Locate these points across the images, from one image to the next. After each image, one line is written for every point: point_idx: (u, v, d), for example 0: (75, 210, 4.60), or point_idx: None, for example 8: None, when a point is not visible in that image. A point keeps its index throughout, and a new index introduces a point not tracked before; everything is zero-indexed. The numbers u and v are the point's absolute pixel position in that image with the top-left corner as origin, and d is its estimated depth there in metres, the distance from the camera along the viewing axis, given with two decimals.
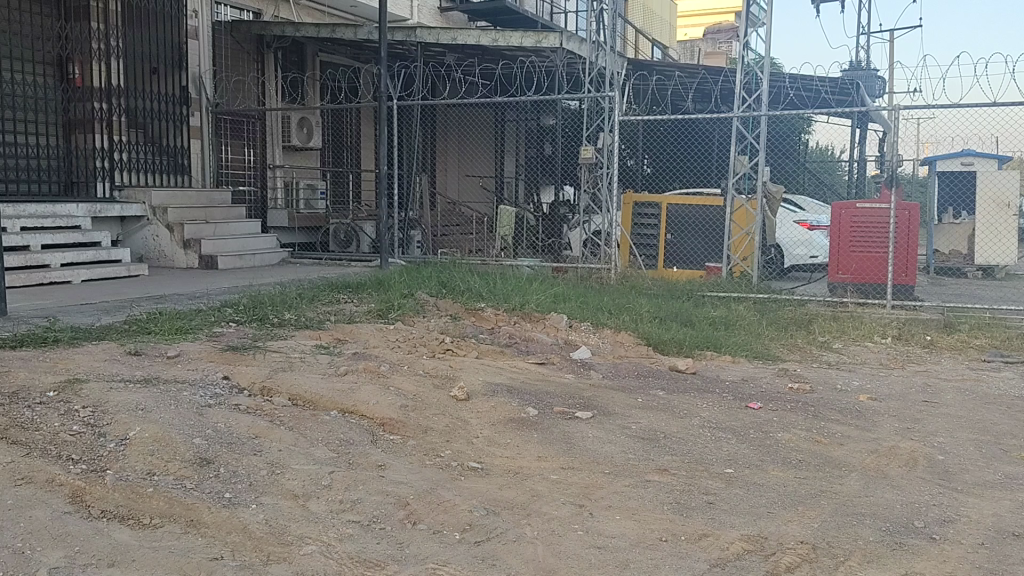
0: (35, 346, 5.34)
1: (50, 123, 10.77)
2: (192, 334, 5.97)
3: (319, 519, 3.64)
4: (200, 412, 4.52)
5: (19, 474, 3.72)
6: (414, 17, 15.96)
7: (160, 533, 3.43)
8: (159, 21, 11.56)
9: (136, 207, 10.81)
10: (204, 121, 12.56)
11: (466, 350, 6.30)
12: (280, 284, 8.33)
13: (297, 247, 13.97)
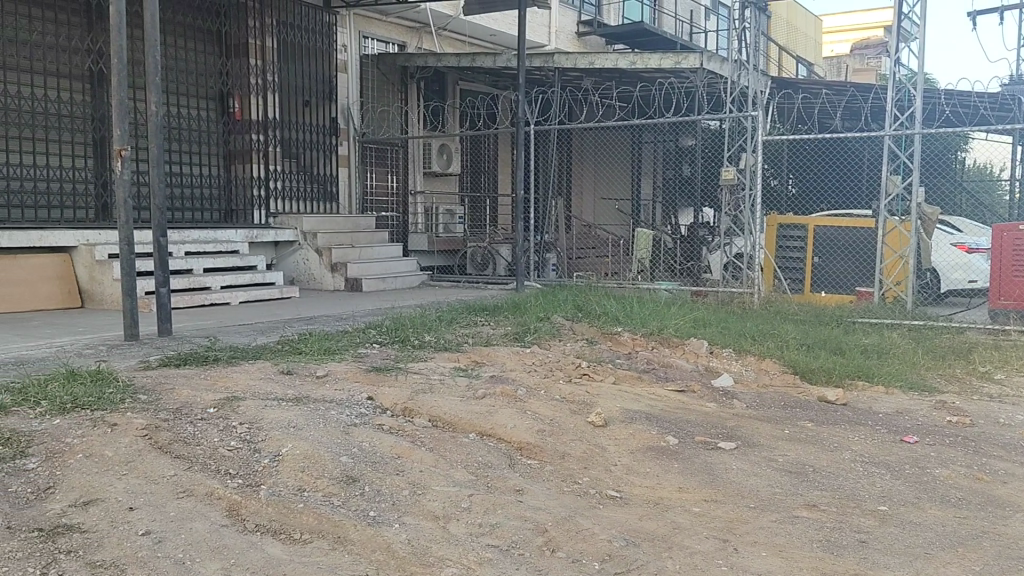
0: (198, 364, 5.67)
1: (213, 155, 11.43)
2: (340, 354, 6.18)
3: (460, 541, 3.66)
4: (347, 431, 4.66)
5: (182, 486, 3.93)
6: (552, 43, 16.07)
7: (309, 548, 3.55)
8: (312, 56, 12.38)
9: (289, 233, 11.40)
10: (352, 149, 13.07)
11: (603, 375, 6.23)
12: (420, 306, 8.54)
13: (436, 270, 14.32)
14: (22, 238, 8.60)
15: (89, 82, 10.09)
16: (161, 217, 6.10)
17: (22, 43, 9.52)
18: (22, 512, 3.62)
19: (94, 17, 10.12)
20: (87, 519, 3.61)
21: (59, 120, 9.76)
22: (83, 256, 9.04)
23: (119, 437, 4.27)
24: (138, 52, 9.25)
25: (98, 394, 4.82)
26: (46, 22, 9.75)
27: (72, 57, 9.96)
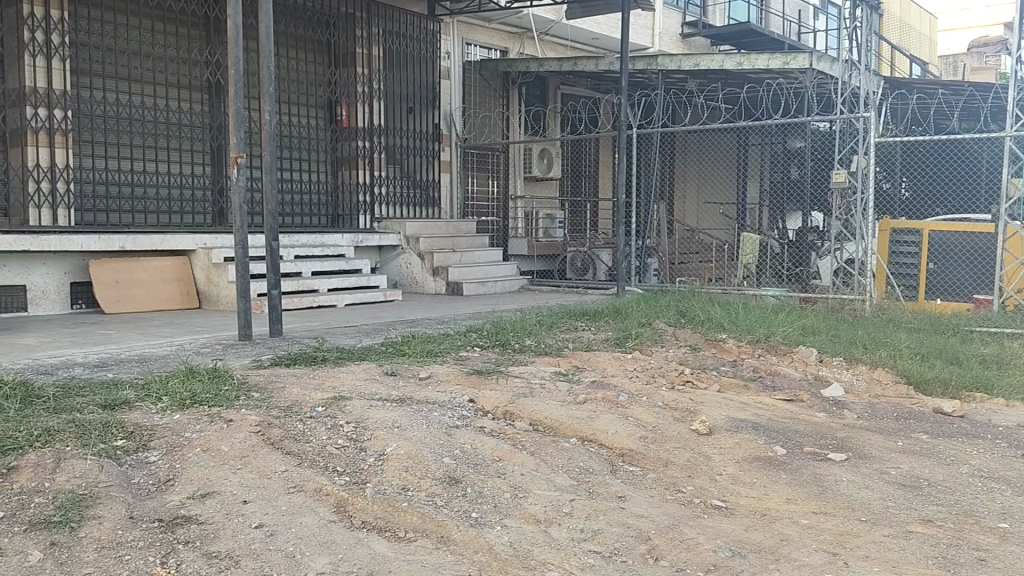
0: (307, 364, 5.85)
1: (321, 162, 11.75)
2: (441, 357, 6.27)
3: (561, 546, 3.65)
4: (449, 432, 4.72)
5: (293, 482, 4.06)
6: (655, 45, 15.93)
7: (413, 547, 3.60)
8: (416, 64, 12.64)
9: (393, 237, 11.65)
10: (454, 155, 13.24)
11: (707, 383, 6.11)
12: (521, 310, 8.60)
13: (536, 275, 14.39)
14: (145, 241, 9.06)
15: (207, 92, 10.56)
16: (272, 222, 6.32)
17: (146, 56, 10.05)
18: (145, 503, 3.81)
19: (211, 30, 10.60)
20: (205, 511, 3.77)
21: (179, 129, 10.25)
22: (201, 258, 9.47)
23: (234, 433, 4.44)
24: (255, 62, 9.65)
25: (215, 390, 5.03)
26: (168, 36, 10.26)
27: (191, 69, 10.45)
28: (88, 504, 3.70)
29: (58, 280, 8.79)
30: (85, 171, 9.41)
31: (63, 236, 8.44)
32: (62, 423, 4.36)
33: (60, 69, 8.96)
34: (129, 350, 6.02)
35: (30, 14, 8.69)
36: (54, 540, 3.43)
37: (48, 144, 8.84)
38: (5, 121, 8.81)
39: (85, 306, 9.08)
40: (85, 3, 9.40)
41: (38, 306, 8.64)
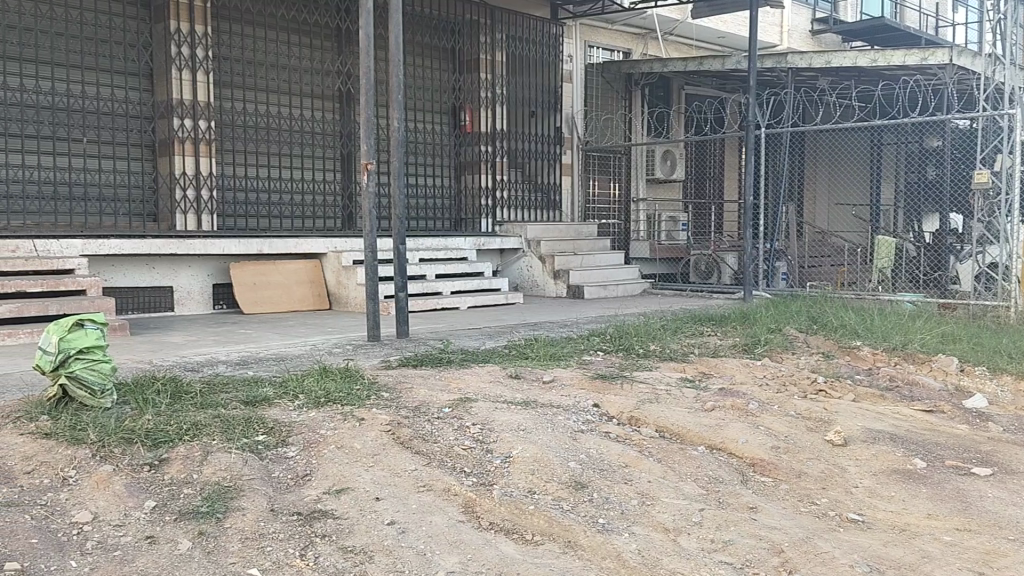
0: (433, 365, 5.96)
1: (445, 166, 12.05)
2: (565, 361, 6.27)
3: (691, 555, 3.58)
4: (575, 437, 4.71)
5: (422, 481, 4.14)
6: (783, 42, 15.55)
7: (540, 550, 3.62)
8: (541, 68, 12.73)
9: (514, 240, 11.76)
10: (575, 157, 13.27)
11: (840, 393, 5.88)
12: (644, 314, 8.49)
13: (659, 279, 14.23)
14: (280, 244, 9.44)
15: (338, 101, 10.98)
16: (400, 226, 6.46)
17: (282, 68, 10.52)
18: (284, 497, 3.97)
19: (343, 42, 11.00)
20: (340, 506, 3.90)
21: (312, 137, 10.68)
22: (331, 261, 9.81)
23: (366, 432, 4.57)
24: (385, 71, 9.93)
25: (348, 390, 5.20)
26: (302, 47, 10.71)
27: (324, 79, 10.90)
28: (232, 495, 3.89)
29: (202, 281, 9.29)
30: (226, 178, 9.94)
31: (206, 240, 8.90)
32: (208, 418, 4.60)
33: (204, 82, 9.43)
34: (267, 349, 6.29)
35: (176, 29, 9.20)
36: (202, 530, 3.62)
37: (193, 152, 9.34)
38: (155, 131, 9.41)
39: (225, 306, 9.55)
40: (227, 18, 9.94)
41: (183, 306, 9.15)
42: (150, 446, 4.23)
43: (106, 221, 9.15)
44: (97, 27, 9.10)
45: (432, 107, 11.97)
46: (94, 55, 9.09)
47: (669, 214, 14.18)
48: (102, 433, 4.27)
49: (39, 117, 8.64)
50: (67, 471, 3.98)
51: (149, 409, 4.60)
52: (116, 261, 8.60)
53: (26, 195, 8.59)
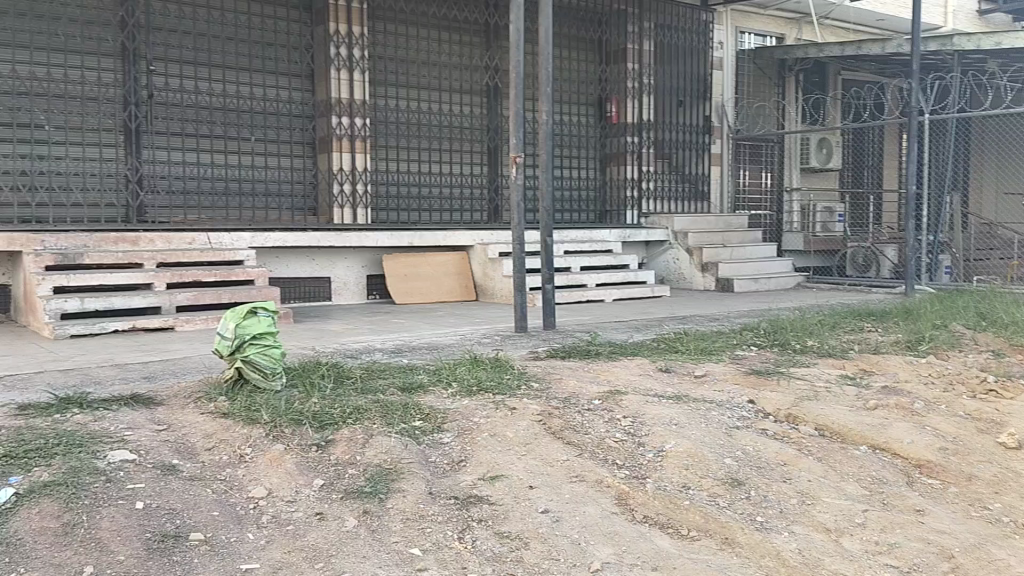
0: (581, 357, 5.99)
1: (590, 158, 12.11)
2: (717, 355, 6.15)
3: (854, 557, 3.45)
4: (730, 433, 4.62)
5: (575, 471, 4.17)
6: (948, 24, 14.68)
7: (697, 545, 3.58)
8: (690, 56, 12.50)
9: (661, 232, 11.64)
10: (725, 147, 12.97)
11: (1014, 393, 5.49)
12: (801, 309, 8.22)
13: (813, 272, 13.71)
14: (430, 237, 9.71)
15: (486, 96, 11.17)
16: (549, 219, 6.51)
17: (433, 65, 10.80)
18: (441, 481, 4.10)
19: (491, 37, 11.17)
20: (495, 493, 3.98)
21: (461, 131, 10.92)
22: (478, 254, 10.00)
23: (519, 421, 4.65)
24: (535, 65, 10.06)
25: (499, 379, 5.31)
26: (452, 44, 10.96)
27: (473, 74, 11.12)
28: (393, 477, 4.05)
29: (356, 273, 9.69)
30: (381, 173, 10.32)
31: (361, 232, 9.26)
32: (369, 403, 4.81)
33: (361, 80, 9.79)
34: (420, 338, 6.50)
35: (336, 31, 9.62)
36: (367, 509, 3.79)
37: (350, 149, 9.73)
38: (316, 129, 9.89)
39: (378, 296, 9.93)
40: (382, 18, 10.33)
41: (339, 295, 9.57)
42: (317, 428, 4.46)
43: (271, 215, 9.70)
44: (264, 31, 9.62)
45: (579, 99, 12.12)
46: (261, 57, 9.61)
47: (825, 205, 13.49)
48: (274, 414, 4.54)
49: (212, 118, 9.27)
50: (244, 448, 4.26)
51: (315, 393, 4.85)
52: (280, 253, 9.10)
53: (200, 191, 9.22)
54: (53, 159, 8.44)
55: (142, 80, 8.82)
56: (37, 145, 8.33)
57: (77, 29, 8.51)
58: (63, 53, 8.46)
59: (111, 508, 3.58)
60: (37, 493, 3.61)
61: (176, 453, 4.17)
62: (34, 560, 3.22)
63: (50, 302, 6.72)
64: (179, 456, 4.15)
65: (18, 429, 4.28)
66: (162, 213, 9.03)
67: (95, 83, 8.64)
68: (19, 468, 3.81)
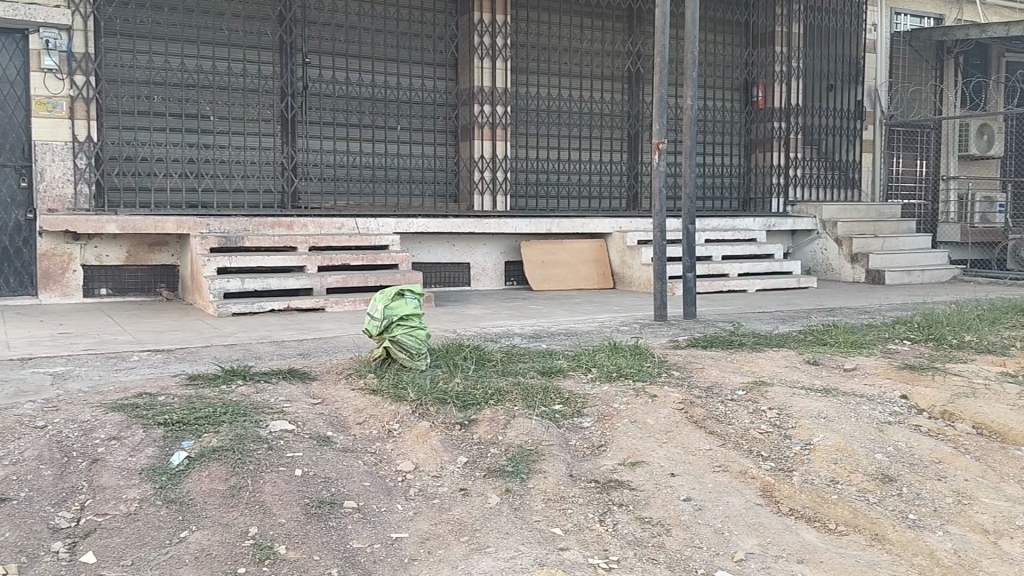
0: (724, 347, 5.91)
1: (735, 145, 11.87)
2: (867, 348, 5.93)
3: (1015, 561, 3.28)
4: (880, 428, 4.46)
5: (719, 461, 4.13)
6: None
7: (844, 540, 3.48)
8: (840, 39, 12.12)
9: (809, 220, 11.27)
10: (878, 133, 12.44)
11: None
12: (958, 302, 7.81)
13: (970, 265, 13.08)
14: (568, 224, 9.76)
15: (628, 82, 11.16)
16: (691, 206, 6.43)
17: (575, 51, 10.83)
18: (582, 464, 4.14)
19: (634, 22, 11.12)
20: (636, 478, 3.99)
21: (601, 119, 10.96)
22: (616, 241, 9.99)
23: (660, 409, 4.64)
24: (680, 50, 10.00)
25: (639, 366, 5.32)
26: (594, 30, 10.97)
27: (614, 60, 11.11)
28: (535, 458, 4.13)
29: (495, 259, 9.87)
30: (521, 160, 10.47)
31: (500, 219, 9.41)
32: (510, 385, 4.92)
33: (502, 68, 10.01)
34: (558, 324, 6.58)
35: (479, 20, 9.87)
36: (510, 488, 3.88)
37: (491, 136, 9.99)
38: (458, 117, 10.17)
39: (516, 282, 10.09)
40: (525, 7, 10.43)
41: (478, 281, 9.79)
42: (460, 407, 4.60)
43: (415, 201, 10.02)
44: (412, 22, 9.90)
45: (725, 84, 11.77)
46: (408, 48, 9.89)
47: (985, 195, 12.87)
48: (420, 392, 4.71)
49: (362, 107, 9.66)
50: (392, 424, 4.43)
51: (458, 374, 5.01)
52: (422, 238, 9.37)
53: (349, 178, 9.62)
54: (218, 148, 8.96)
55: (298, 73, 9.29)
56: (203, 135, 8.89)
57: (239, 25, 9.00)
58: (227, 48, 8.95)
59: (272, 474, 3.81)
60: (206, 457, 3.88)
61: (329, 426, 4.39)
62: (204, 519, 3.47)
63: (213, 282, 7.19)
64: (333, 429, 4.36)
65: (189, 397, 4.62)
66: (313, 200, 9.47)
67: (256, 75, 9.11)
68: (190, 434, 4.11)
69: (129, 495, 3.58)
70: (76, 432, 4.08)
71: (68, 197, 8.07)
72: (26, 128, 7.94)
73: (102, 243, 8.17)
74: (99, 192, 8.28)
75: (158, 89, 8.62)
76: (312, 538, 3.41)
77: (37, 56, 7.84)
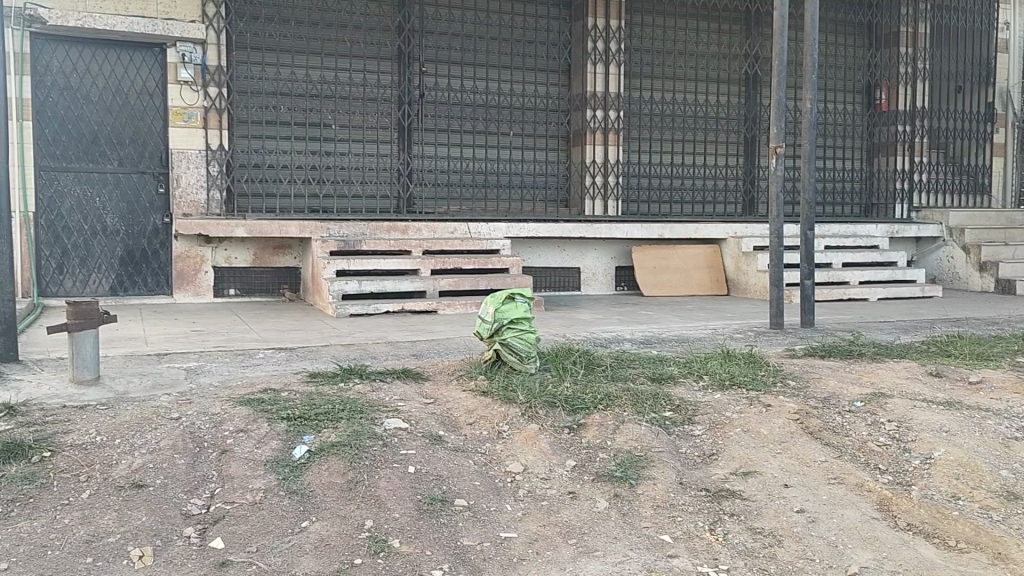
0: (841, 357, 5.73)
1: (857, 148, 11.45)
2: (994, 361, 5.63)
3: None
4: (1008, 444, 4.23)
5: (833, 473, 4.01)
6: None
7: (966, 558, 3.33)
8: (969, 39, 11.60)
9: (934, 228, 10.76)
10: (1010, 136, 11.77)
11: None
12: None
13: None
14: (681, 230, 9.65)
15: (745, 85, 10.95)
16: (810, 212, 6.26)
17: (690, 55, 10.73)
18: (693, 472, 4.11)
19: (751, 24, 10.91)
20: (747, 488, 3.92)
21: (715, 122, 10.79)
22: (731, 247, 9.82)
23: (773, 419, 4.54)
24: (799, 52, 9.74)
25: (753, 374, 5.22)
26: (709, 33, 10.81)
27: (731, 63, 10.92)
28: (644, 465, 4.11)
29: (605, 264, 9.87)
30: (633, 165, 10.44)
31: (611, 224, 9.40)
32: (620, 390, 4.93)
33: (616, 73, 9.99)
34: (670, 330, 6.53)
35: (593, 26, 9.87)
36: (618, 492, 3.88)
37: (604, 142, 10.01)
38: (571, 123, 10.22)
39: (627, 287, 10.05)
40: (640, 11, 10.38)
41: (588, 286, 9.81)
42: (569, 411, 4.63)
43: (527, 206, 10.14)
44: (525, 29, 10.02)
45: (847, 87, 11.42)
46: (522, 55, 10.04)
47: None
48: (529, 395, 4.78)
49: (476, 114, 9.84)
50: (502, 426, 4.50)
51: (567, 378, 5.05)
52: (532, 243, 9.47)
53: (463, 183, 9.82)
54: (338, 155, 9.31)
55: (414, 81, 9.55)
56: (325, 142, 9.24)
57: (360, 36, 9.33)
58: (349, 59, 9.30)
59: (386, 470, 3.94)
60: (325, 452, 4.05)
61: (441, 425, 4.51)
62: (323, 510, 3.62)
63: (333, 284, 7.48)
64: (444, 429, 4.48)
65: (310, 394, 4.83)
66: (427, 204, 9.72)
67: (375, 84, 9.42)
68: (310, 429, 4.30)
69: (255, 485, 3.77)
70: (206, 424, 4.33)
71: (201, 203, 8.54)
72: (164, 137, 8.46)
73: (232, 246, 8.59)
74: (229, 198, 8.73)
75: (285, 99, 9.02)
76: (424, 533, 3.51)
77: (174, 69, 8.34)
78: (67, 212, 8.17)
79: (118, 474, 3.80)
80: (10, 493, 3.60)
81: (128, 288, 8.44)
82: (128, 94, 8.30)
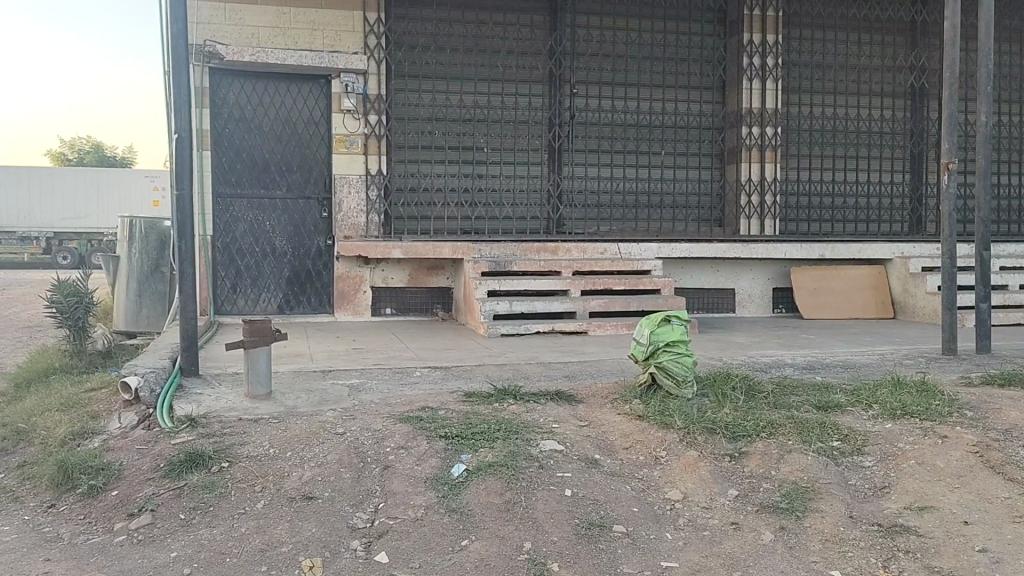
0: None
1: None
2: None
3: None
4: None
5: (1020, 512, 3.70)
6: None
7: None
8: None
9: None
10: None
11: None
12: None
13: None
14: (843, 250, 9.22)
15: (911, 98, 10.40)
16: (986, 231, 5.84)
17: (853, 68, 10.30)
18: (864, 506, 3.88)
19: (918, 35, 10.36)
20: (923, 525, 3.67)
21: (880, 137, 10.31)
22: (897, 268, 9.31)
23: (951, 451, 4.24)
24: (972, 61, 9.18)
25: (926, 403, 4.89)
26: (874, 45, 10.35)
27: (896, 76, 10.41)
28: (812, 496, 3.93)
29: (763, 284, 9.56)
30: (791, 183, 10.11)
31: (767, 244, 9.09)
32: (784, 418, 4.73)
33: (773, 89, 9.72)
34: (834, 355, 6.23)
35: (749, 41, 9.67)
36: (784, 525, 3.72)
37: (759, 159, 9.74)
38: (724, 141, 10.03)
39: (784, 309, 9.71)
40: (798, 24, 10.02)
41: (743, 307, 9.54)
42: (729, 438, 4.50)
43: (678, 226, 10.01)
44: (678, 48, 9.92)
45: None
46: (675, 74, 9.93)
47: None
48: (687, 420, 4.66)
49: (626, 134, 9.81)
50: (660, 451, 4.41)
51: (727, 404, 4.90)
52: (685, 263, 9.31)
53: (613, 204, 9.81)
54: (490, 177, 9.49)
55: (566, 103, 9.62)
56: (478, 165, 9.45)
57: (513, 61, 9.49)
58: (501, 83, 9.46)
59: (543, 491, 3.94)
60: (483, 471, 4.10)
61: (597, 448, 4.47)
62: (482, 529, 3.66)
63: (485, 304, 7.60)
64: (600, 452, 4.43)
65: (467, 413, 4.91)
66: (577, 225, 9.77)
67: (527, 107, 9.55)
68: (468, 448, 4.36)
69: (416, 501, 3.86)
70: (369, 440, 4.48)
71: (361, 225, 8.87)
72: (328, 163, 8.87)
73: (388, 267, 8.93)
74: (387, 221, 9.05)
75: (441, 124, 9.30)
76: (583, 558, 3.48)
77: (338, 98, 8.72)
78: (240, 235, 8.71)
79: (289, 485, 3.98)
80: (193, 501, 3.84)
81: (294, 307, 8.91)
82: (296, 123, 8.79)
